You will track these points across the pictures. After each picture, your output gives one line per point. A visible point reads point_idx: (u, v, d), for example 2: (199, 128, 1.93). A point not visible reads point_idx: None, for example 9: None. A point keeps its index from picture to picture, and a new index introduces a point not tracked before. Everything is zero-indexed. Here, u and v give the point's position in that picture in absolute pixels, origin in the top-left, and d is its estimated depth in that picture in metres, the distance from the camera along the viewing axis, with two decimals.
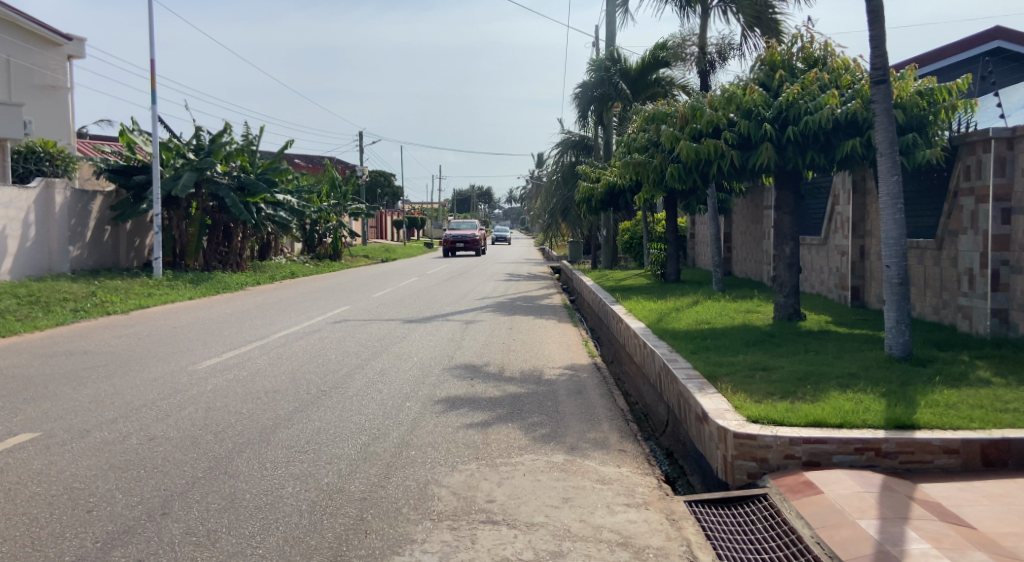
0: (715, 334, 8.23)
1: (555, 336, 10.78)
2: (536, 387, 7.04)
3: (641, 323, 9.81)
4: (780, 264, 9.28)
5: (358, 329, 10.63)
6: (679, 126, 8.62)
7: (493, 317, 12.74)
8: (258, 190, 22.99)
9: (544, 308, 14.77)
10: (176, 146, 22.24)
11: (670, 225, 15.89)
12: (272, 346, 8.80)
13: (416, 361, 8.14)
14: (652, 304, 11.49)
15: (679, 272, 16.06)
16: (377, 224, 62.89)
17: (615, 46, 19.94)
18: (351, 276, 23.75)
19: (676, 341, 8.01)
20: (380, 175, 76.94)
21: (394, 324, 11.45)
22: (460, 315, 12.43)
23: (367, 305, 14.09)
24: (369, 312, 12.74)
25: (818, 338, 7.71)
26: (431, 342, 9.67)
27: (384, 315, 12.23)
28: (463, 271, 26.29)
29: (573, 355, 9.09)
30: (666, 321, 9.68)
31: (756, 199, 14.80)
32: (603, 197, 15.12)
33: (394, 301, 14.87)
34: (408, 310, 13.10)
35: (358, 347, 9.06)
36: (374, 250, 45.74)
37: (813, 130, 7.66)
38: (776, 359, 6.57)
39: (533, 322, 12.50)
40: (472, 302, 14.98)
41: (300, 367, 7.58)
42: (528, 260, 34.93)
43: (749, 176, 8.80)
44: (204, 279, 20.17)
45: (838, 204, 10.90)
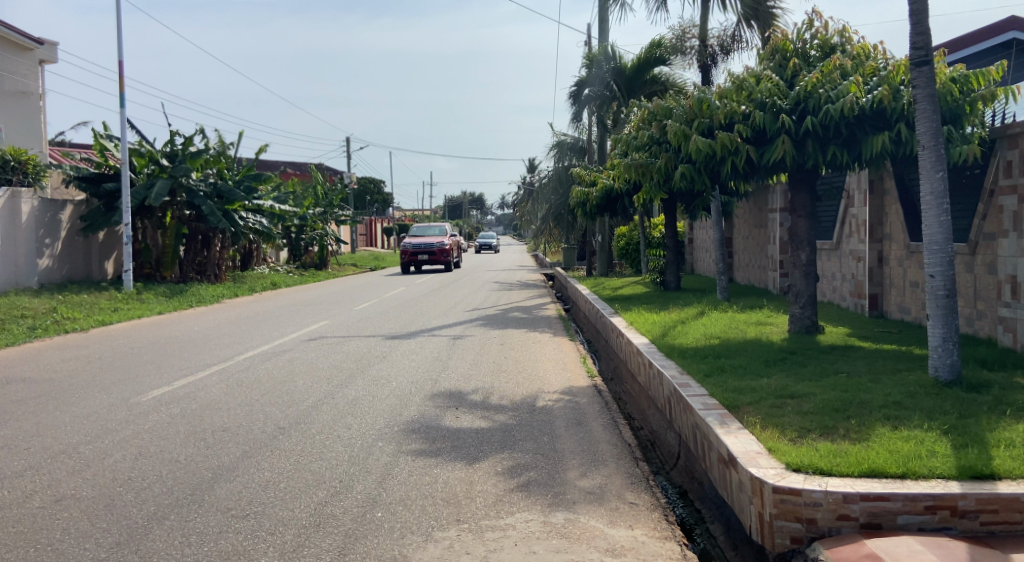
0: (729, 352, 7.36)
1: (549, 353, 9.90)
2: (528, 418, 6.15)
3: (643, 337, 8.94)
4: (795, 271, 8.45)
5: (334, 348, 9.73)
6: (686, 120, 7.88)
7: (482, 331, 11.86)
8: (237, 198, 22.29)
9: (537, 320, 13.88)
10: (150, 151, 21.44)
11: (669, 230, 15.09)
12: (234, 370, 7.91)
13: (393, 387, 7.26)
14: (654, 315, 10.62)
15: (679, 279, 15.26)
16: (367, 232, 62.20)
17: (610, 42, 19.20)
18: (336, 287, 22.85)
19: (686, 360, 7.15)
20: (370, 182, 76.10)
21: (375, 341, 10.55)
22: (446, 330, 11.54)
23: (347, 318, 13.24)
24: (348, 328, 11.84)
25: (845, 356, 6.86)
26: (413, 362, 8.78)
27: (364, 331, 11.36)
28: (453, 279, 25.45)
29: (569, 375, 8.20)
30: (672, 336, 8.81)
31: (760, 201, 14.02)
32: (599, 201, 14.32)
33: (377, 314, 14.01)
34: (391, 324, 12.22)
35: (330, 369, 8.19)
36: (363, 258, 44.86)
37: (835, 122, 6.87)
38: (805, 384, 5.70)
39: (526, 336, 11.61)
40: (460, 314, 14.09)
41: (261, 396, 6.70)
42: (521, 268, 34.03)
43: (762, 176, 8.00)
44: (179, 291, 19.23)
45: (853, 206, 10.08)
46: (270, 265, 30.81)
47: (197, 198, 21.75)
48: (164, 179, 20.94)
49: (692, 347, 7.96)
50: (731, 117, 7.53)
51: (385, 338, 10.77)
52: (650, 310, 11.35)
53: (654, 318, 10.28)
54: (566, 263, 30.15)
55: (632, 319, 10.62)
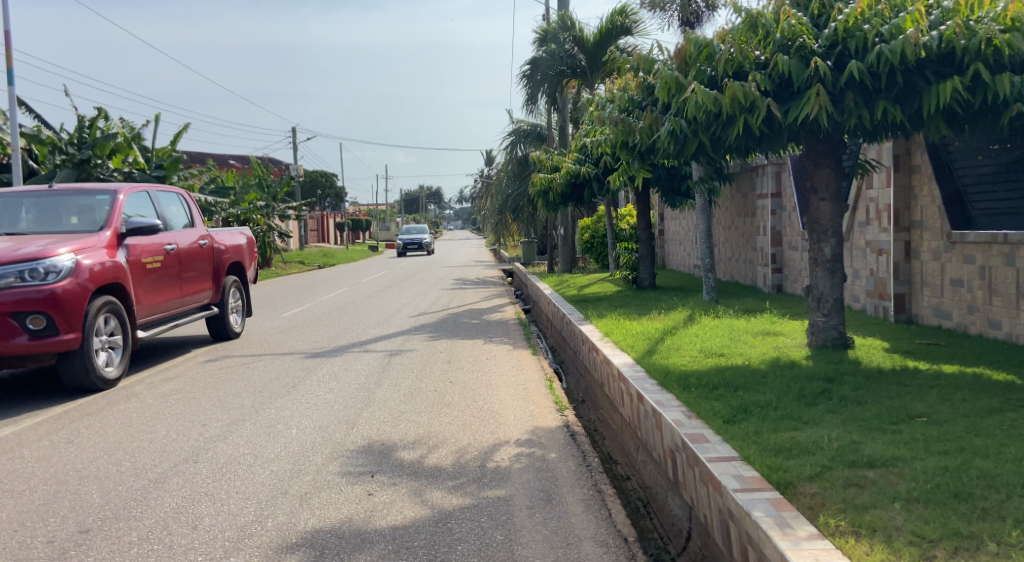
0: (745, 380, 5.51)
1: (509, 373, 7.96)
2: (477, 494, 4.20)
3: (625, 355, 7.04)
4: (818, 268, 6.59)
5: (237, 372, 7.66)
6: (681, 70, 6.02)
7: (427, 343, 9.86)
8: (154, 189, 20.00)
9: (494, 326, 11.91)
10: (51, 138, 18.95)
11: (642, 220, 13.39)
12: (79, 414, 5.83)
13: (293, 436, 5.26)
14: (634, 323, 8.73)
15: (654, 276, 13.50)
16: (319, 227, 59.77)
17: (567, 12, 17.36)
18: (272, 288, 20.65)
19: (692, 395, 5.26)
20: (322, 176, 73.12)
21: (291, 360, 8.46)
22: (382, 344, 9.49)
23: (269, 330, 11.19)
24: (264, 342, 9.73)
25: (906, 384, 5.09)
26: (331, 393, 6.75)
27: (282, 348, 9.26)
28: (404, 277, 23.43)
29: (534, 409, 6.26)
30: (662, 353, 6.91)
31: (746, 186, 12.33)
32: (565, 188, 12.44)
33: (307, 323, 11.96)
34: (319, 337, 10.14)
35: (216, 406, 6.14)
36: (311, 255, 42.38)
37: (888, 67, 5.04)
38: (882, 439, 3.87)
39: (480, 349, 9.62)
40: (405, 321, 12.06)
41: (92, 460, 4.63)
42: (478, 264, 31.86)
43: (780, 144, 6.13)
44: None
45: (871, 188, 8.38)
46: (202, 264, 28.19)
47: None
48: (66, 168, 18.58)
49: (691, 370, 6.11)
50: (741, 65, 5.68)
51: (307, 356, 8.71)
52: (628, 316, 9.47)
53: (635, 328, 8.38)
54: (526, 258, 28.20)
55: (607, 327, 8.71)
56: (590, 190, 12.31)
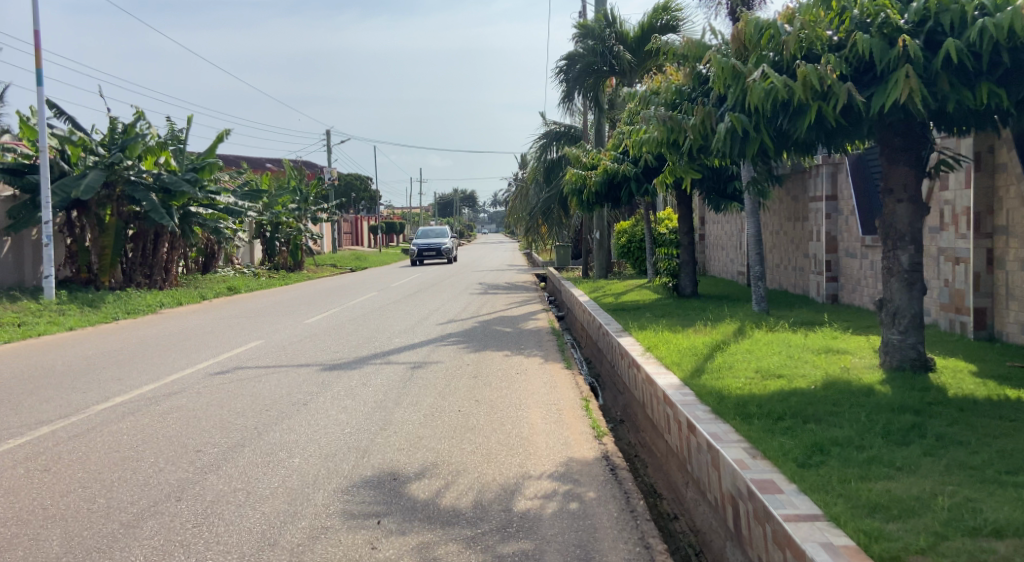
0: (814, 411, 4.73)
1: (540, 390, 7.26)
2: (498, 550, 3.49)
3: (670, 374, 6.30)
4: (893, 280, 5.77)
5: (246, 387, 7.09)
6: (738, 54, 5.28)
7: (454, 354, 9.20)
8: (183, 192, 19.76)
9: (526, 336, 11.21)
10: (82, 139, 18.83)
11: (684, 223, 12.62)
12: (65, 436, 5.28)
13: (293, 468, 4.63)
14: (677, 336, 7.99)
15: (696, 283, 12.68)
16: (353, 231, 59.85)
17: (607, 6, 16.65)
18: (301, 292, 20.29)
19: (753, 427, 4.51)
20: (357, 179, 73.34)
21: (307, 372, 7.87)
22: (406, 356, 8.86)
23: (290, 337, 10.67)
24: (282, 352, 9.19)
25: (1013, 420, 4.27)
26: (343, 412, 6.12)
27: (300, 358, 8.70)
28: (435, 281, 22.91)
29: (569, 436, 5.55)
30: (712, 372, 6.17)
31: (797, 188, 11.47)
32: (602, 189, 11.70)
33: (330, 330, 11.43)
34: (340, 347, 9.56)
35: (216, 428, 5.54)
36: (344, 258, 42.23)
37: (994, 43, 4.26)
38: (1006, 500, 3.09)
39: (509, 362, 8.94)
40: (432, 329, 11.43)
41: (63, 495, 4.06)
42: (511, 267, 31.15)
43: (853, 136, 5.37)
44: (111, 298, 16.58)
45: (947, 189, 7.50)
46: (234, 266, 28.02)
47: (137, 192, 19.13)
48: (96, 169, 18.39)
49: (747, 394, 5.36)
50: (811, 46, 4.92)
51: (325, 368, 8.12)
52: (671, 327, 8.73)
53: (678, 342, 7.64)
54: (560, 262, 27.45)
55: (647, 340, 8.00)
56: (629, 189, 11.52)
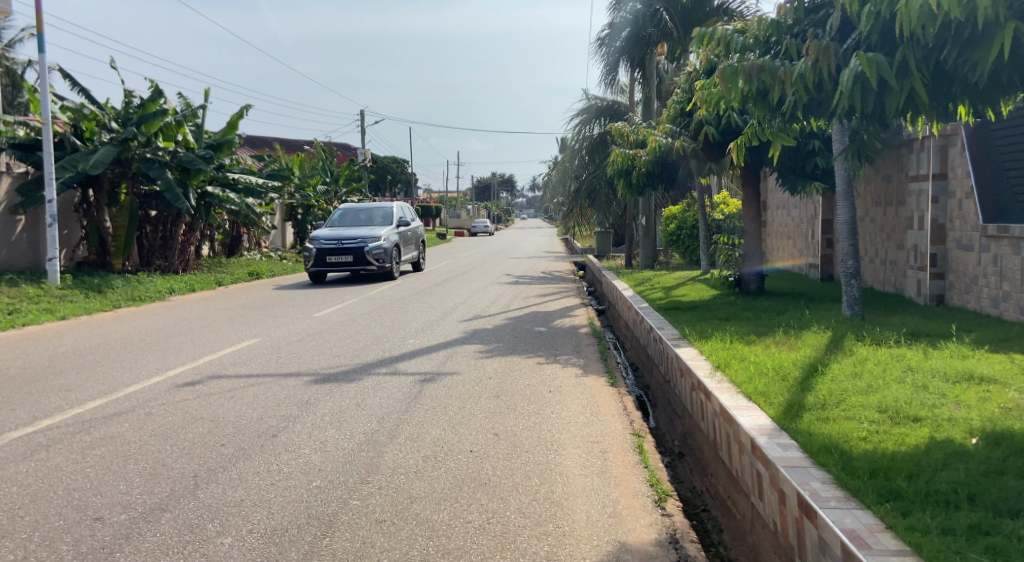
0: (1003, 492, 3.12)
1: (581, 417, 5.70)
2: None
3: (755, 409, 4.70)
4: None
5: (212, 406, 5.68)
6: None
7: (475, 362, 7.65)
8: (200, 170, 18.62)
9: (563, 337, 9.58)
10: (95, 113, 17.74)
11: (749, 209, 10.91)
12: None
13: (220, 556, 3.17)
14: (752, 349, 6.35)
15: (761, 278, 10.98)
16: None
17: None
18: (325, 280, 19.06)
19: (919, 521, 2.90)
20: (393, 162, 72.22)
21: (293, 386, 6.40)
22: (417, 365, 7.35)
23: (291, 335, 9.26)
24: (274, 355, 7.78)
25: None
26: (320, 451, 4.65)
27: (292, 364, 7.27)
28: (467, 269, 21.46)
29: (623, 502, 3.99)
30: (817, 410, 4.56)
31: (895, 166, 9.68)
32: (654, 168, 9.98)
33: (339, 327, 9.98)
34: (342, 351, 8.09)
35: (140, 478, 4.11)
36: None
37: None
38: None
39: (543, 372, 7.40)
40: (455, 328, 9.90)
41: None
42: (546, 254, 29.61)
43: None
44: (119, 282, 15.45)
45: None
46: (260, 250, 26.89)
47: (151, 170, 18.04)
48: (109, 145, 17.29)
49: (882, 450, 3.77)
50: None
51: (317, 380, 6.66)
52: (742, 335, 7.09)
53: (756, 357, 6.01)
54: (601, 250, 25.80)
55: (713, 354, 6.39)
56: (687, 169, 9.70)
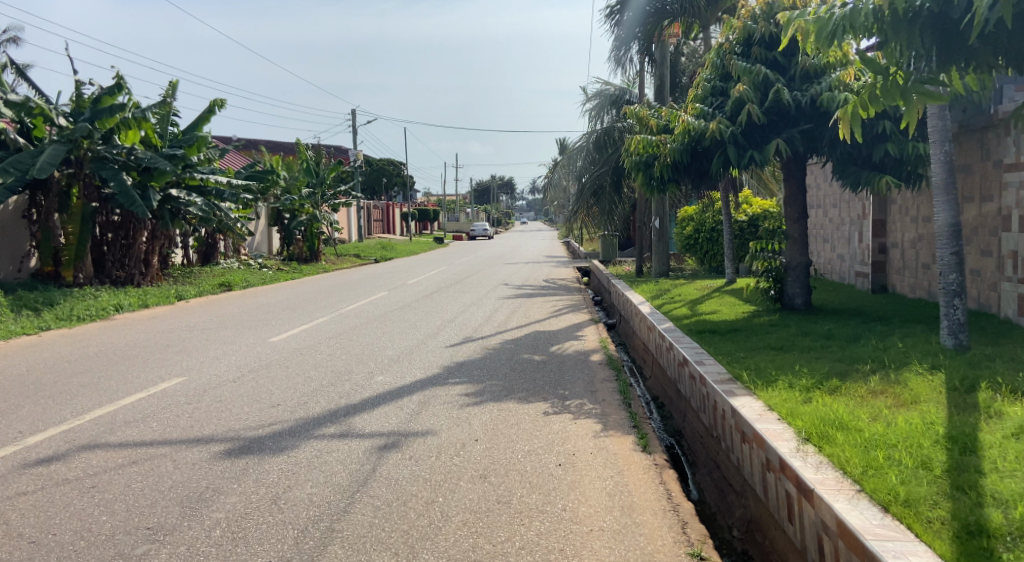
0: None
1: (610, 521, 3.75)
2: None
3: (907, 537, 2.79)
4: None
5: (50, 512, 3.75)
6: None
7: (457, 414, 5.74)
8: (163, 171, 16.77)
9: (570, 369, 7.68)
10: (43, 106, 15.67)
11: (794, 207, 8.97)
12: None
13: None
14: (847, 407, 4.42)
15: (808, 292, 9.04)
16: (384, 217, 57.00)
17: None
18: (300, 292, 17.14)
19: None
20: (390, 165, 70.41)
21: (193, 464, 4.52)
22: (378, 421, 5.47)
23: (230, 370, 7.35)
24: (191, 407, 5.88)
25: None
26: None
27: (207, 424, 5.36)
28: (462, 278, 19.57)
29: None
30: (1017, 547, 2.68)
31: (984, 152, 7.76)
32: (684, 158, 8.00)
33: (293, 357, 8.07)
34: (285, 397, 6.19)
35: None
36: (370, 247, 39.16)
37: None
38: None
39: (546, 428, 5.47)
40: (437, 358, 8.00)
41: None
42: (547, 259, 27.85)
43: None
44: (61, 297, 13.52)
45: None
46: (239, 257, 25.06)
47: (106, 171, 16.07)
48: (55, 143, 15.34)
49: None
50: None
51: (232, 452, 4.76)
52: (821, 380, 5.15)
53: (861, 422, 4.08)
54: (606, 254, 24.09)
55: (792, 414, 4.45)
56: (722, 159, 7.72)
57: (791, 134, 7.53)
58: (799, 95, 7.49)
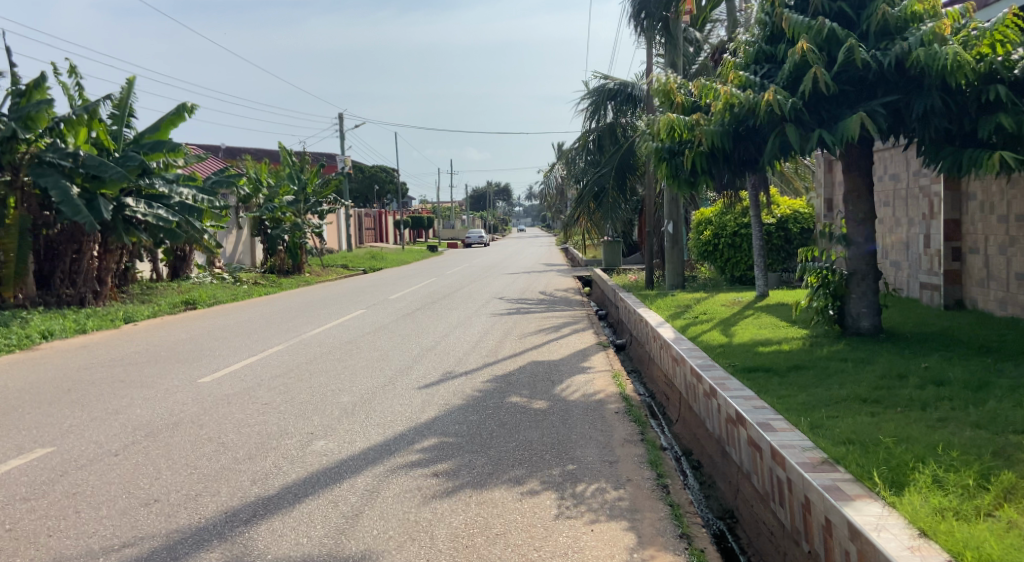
0: None
1: None
2: None
3: None
4: None
5: None
6: None
7: (415, 518, 3.84)
8: (113, 178, 14.59)
9: (578, 422, 5.79)
10: None
11: (857, 205, 7.11)
12: None
13: None
14: None
15: (878, 313, 7.15)
16: (377, 225, 55.17)
17: None
18: (273, 309, 15.31)
19: None
20: (382, 172, 68.65)
21: None
22: (290, 536, 3.59)
23: (121, 432, 5.42)
24: (28, 505, 4.00)
25: None
26: None
27: (24, 548, 3.46)
28: (453, 291, 17.69)
29: None
30: None
31: None
32: (726, 141, 6.16)
33: (217, 408, 6.15)
34: (172, 485, 4.29)
35: None
36: (361, 257, 37.34)
37: None
38: None
39: (546, 540, 3.57)
40: (403, 409, 6.08)
41: None
42: (548, 268, 26.09)
43: None
44: None
45: None
46: (213, 271, 23.12)
47: (47, 178, 14.15)
48: None
49: None
50: None
51: None
52: (985, 475, 3.26)
53: None
54: (608, 262, 22.34)
55: (982, 558, 2.56)
56: (778, 141, 5.88)
57: (872, 106, 5.70)
58: (878, 55, 5.67)
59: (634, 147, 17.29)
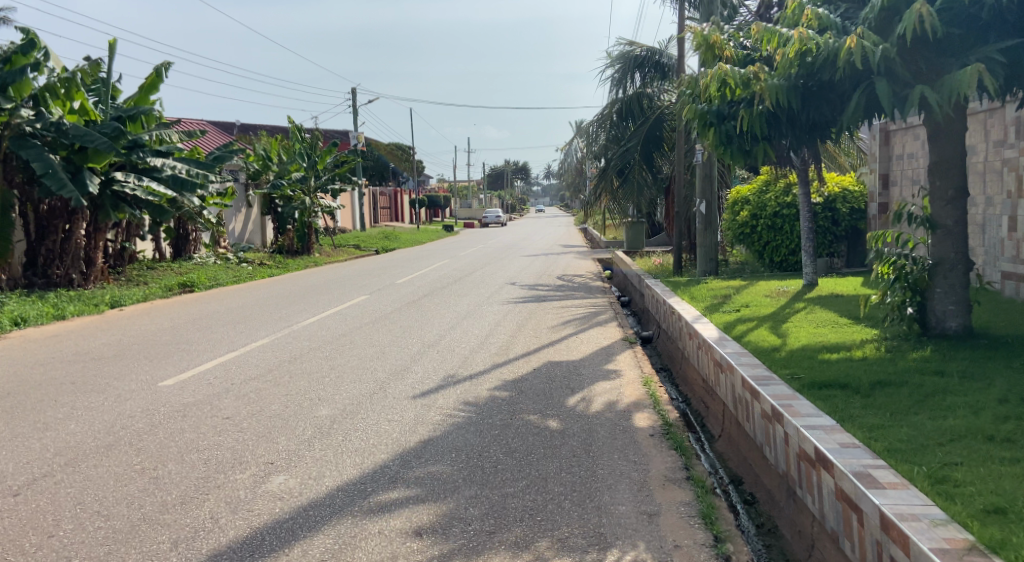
0: None
1: None
2: None
3: None
4: None
5: None
6: None
7: None
8: (99, 148, 13.51)
9: (605, 451, 4.63)
10: None
11: (947, 180, 5.84)
12: None
13: None
14: None
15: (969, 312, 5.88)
16: (392, 204, 54.10)
17: None
18: (273, 293, 14.29)
19: None
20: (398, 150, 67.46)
21: None
22: None
23: (36, 460, 4.36)
24: None
25: None
26: None
27: None
28: (465, 275, 16.54)
29: None
30: None
31: None
32: (792, 97, 4.94)
33: (166, 426, 5.06)
34: (63, 549, 3.20)
35: None
36: (374, 237, 36.31)
37: None
38: None
39: None
40: (390, 430, 4.96)
41: None
42: (567, 250, 24.89)
43: None
44: None
45: None
46: (217, 251, 22.16)
47: (29, 152, 13.13)
48: None
49: None
50: None
51: None
52: None
53: None
54: (631, 245, 21.14)
55: None
56: (864, 97, 4.66)
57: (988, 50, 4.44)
58: None
59: (663, 119, 16.01)
